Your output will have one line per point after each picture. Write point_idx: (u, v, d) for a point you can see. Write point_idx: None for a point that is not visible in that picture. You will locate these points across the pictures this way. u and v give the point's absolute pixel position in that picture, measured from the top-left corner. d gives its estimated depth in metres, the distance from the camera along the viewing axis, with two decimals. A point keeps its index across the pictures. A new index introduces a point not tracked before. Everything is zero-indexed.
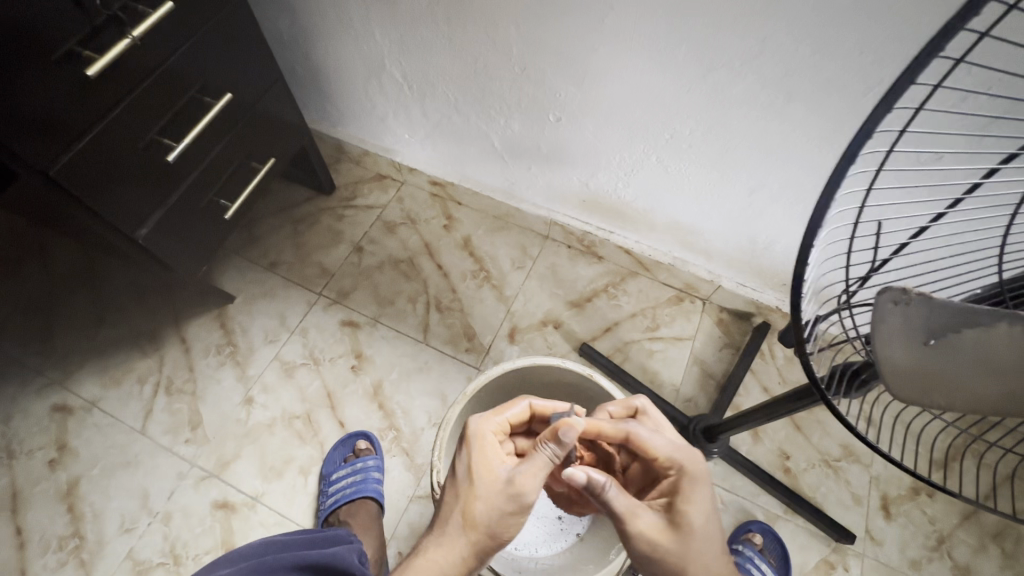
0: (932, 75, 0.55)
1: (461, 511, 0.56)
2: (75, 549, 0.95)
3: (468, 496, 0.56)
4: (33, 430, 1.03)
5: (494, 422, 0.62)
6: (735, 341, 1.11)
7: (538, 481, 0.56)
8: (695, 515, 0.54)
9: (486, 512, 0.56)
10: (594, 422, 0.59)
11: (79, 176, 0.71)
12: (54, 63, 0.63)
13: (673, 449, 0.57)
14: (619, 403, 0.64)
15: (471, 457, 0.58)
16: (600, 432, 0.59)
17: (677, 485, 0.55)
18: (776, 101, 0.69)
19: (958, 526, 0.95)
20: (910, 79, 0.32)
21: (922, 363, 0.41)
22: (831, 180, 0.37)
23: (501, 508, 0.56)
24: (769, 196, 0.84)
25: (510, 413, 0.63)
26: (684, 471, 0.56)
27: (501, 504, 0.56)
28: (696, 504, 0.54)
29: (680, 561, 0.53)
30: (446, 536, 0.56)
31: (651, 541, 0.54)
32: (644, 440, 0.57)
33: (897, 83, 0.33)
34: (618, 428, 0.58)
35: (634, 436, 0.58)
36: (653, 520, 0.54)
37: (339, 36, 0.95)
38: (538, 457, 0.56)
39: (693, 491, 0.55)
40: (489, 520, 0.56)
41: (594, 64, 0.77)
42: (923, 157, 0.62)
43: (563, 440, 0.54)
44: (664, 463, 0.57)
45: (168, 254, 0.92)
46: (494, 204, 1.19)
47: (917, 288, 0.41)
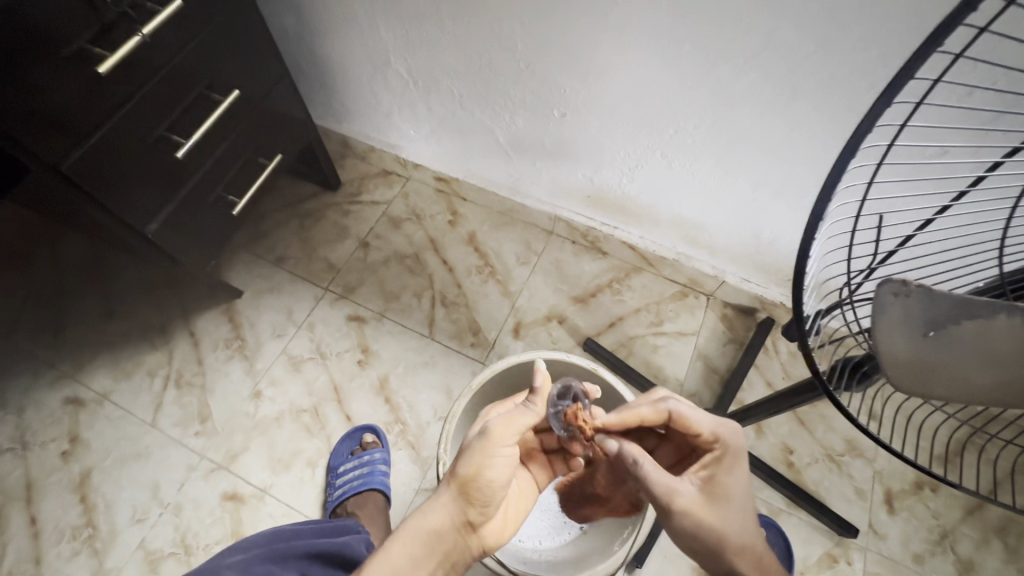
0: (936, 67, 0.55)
1: (452, 468, 0.58)
2: (89, 538, 0.97)
3: (459, 455, 0.58)
4: (46, 421, 1.05)
5: (501, 409, 0.65)
6: (739, 336, 1.12)
7: (512, 426, 0.57)
8: (733, 486, 0.56)
9: (466, 463, 0.56)
10: (634, 410, 0.60)
11: (89, 172, 0.72)
12: (66, 60, 0.64)
13: (716, 424, 0.59)
14: (650, 405, 0.60)
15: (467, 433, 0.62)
16: (642, 418, 0.60)
17: (720, 459, 0.57)
18: (780, 97, 0.69)
19: (962, 521, 0.96)
20: (910, 74, 0.34)
21: (921, 355, 0.42)
22: (831, 175, 0.39)
23: (477, 456, 0.56)
24: (773, 192, 0.84)
25: (520, 399, 0.66)
26: (728, 445, 0.58)
27: (475, 450, 0.56)
28: (736, 477, 0.56)
29: (720, 533, 0.54)
30: (437, 493, 0.57)
31: (695, 515, 0.54)
32: (686, 415, 0.59)
33: (896, 79, 0.34)
34: (659, 410, 0.60)
35: (676, 414, 0.59)
36: (693, 492, 0.55)
37: (344, 33, 0.96)
38: (516, 409, 0.59)
39: (735, 464, 0.57)
40: (470, 469, 0.55)
41: (599, 60, 0.77)
42: (928, 151, 0.62)
43: (535, 387, 0.60)
44: (708, 437, 0.58)
45: (176, 249, 0.93)
46: (499, 200, 1.19)
47: (918, 280, 0.40)
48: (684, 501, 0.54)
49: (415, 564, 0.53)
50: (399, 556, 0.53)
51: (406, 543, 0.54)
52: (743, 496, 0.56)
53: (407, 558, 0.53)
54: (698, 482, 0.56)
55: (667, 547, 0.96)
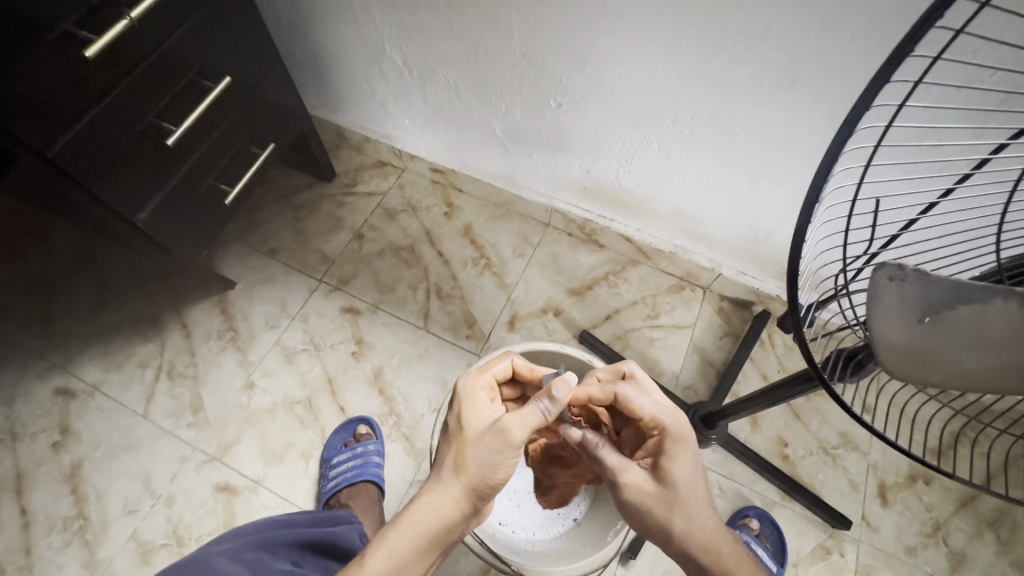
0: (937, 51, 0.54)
1: (453, 457, 0.57)
2: (79, 529, 0.96)
3: (459, 443, 0.57)
4: (36, 412, 1.04)
5: (483, 379, 0.63)
6: (735, 330, 1.12)
7: (523, 428, 0.55)
8: (678, 470, 0.56)
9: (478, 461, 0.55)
10: (583, 388, 0.62)
11: (77, 158, 0.71)
12: (52, 43, 0.62)
13: (660, 410, 0.58)
14: (606, 367, 0.64)
15: (460, 410, 0.59)
16: (589, 396, 0.61)
17: (662, 444, 0.57)
18: (780, 87, 0.68)
19: (955, 514, 0.96)
20: (905, 55, 0.33)
21: (916, 341, 0.41)
22: (828, 154, 0.38)
23: (490, 457, 0.55)
24: (771, 184, 0.83)
25: (497, 369, 0.66)
26: (668, 431, 0.57)
27: (488, 451, 0.55)
28: (680, 461, 0.56)
29: (665, 514, 0.55)
30: (439, 482, 0.57)
31: (642, 495, 0.56)
32: (630, 398, 0.59)
33: (895, 54, 0.33)
34: (606, 391, 0.60)
35: (622, 397, 0.59)
36: (642, 475, 0.57)
37: (339, 21, 0.95)
38: (528, 406, 0.56)
39: (678, 448, 0.56)
40: (479, 467, 0.55)
41: (597, 50, 0.76)
42: (928, 136, 0.62)
43: (555, 396, 0.55)
44: (650, 421, 0.58)
45: (167, 238, 0.92)
46: (495, 192, 1.18)
47: (914, 265, 0.41)
48: (631, 479, 0.57)
49: (421, 552, 0.55)
50: (404, 546, 0.55)
51: (410, 535, 0.55)
52: (692, 483, 0.56)
53: (415, 549, 0.55)
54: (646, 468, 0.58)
55: None
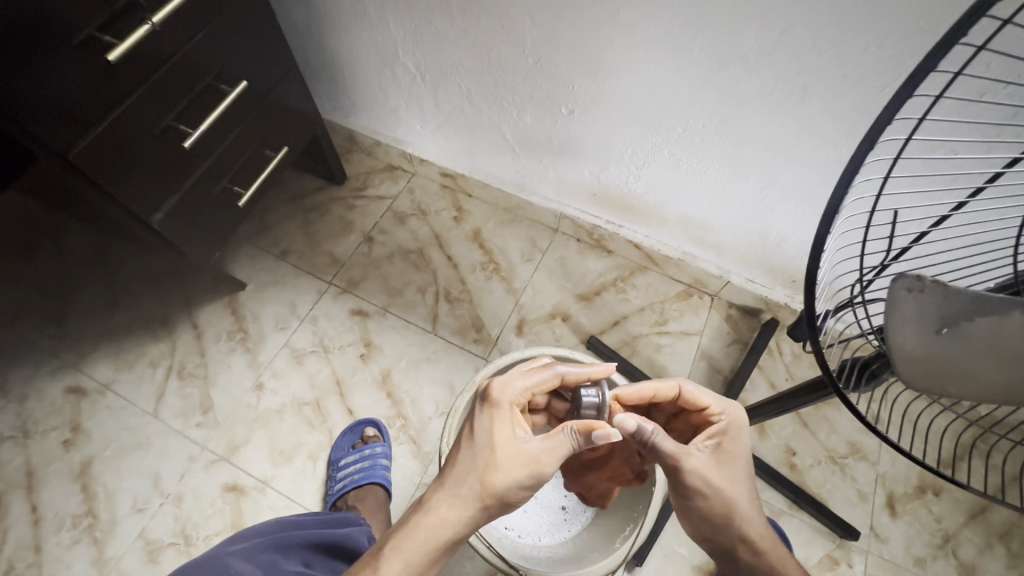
0: (953, 64, 0.54)
1: (478, 476, 0.56)
2: (89, 527, 0.96)
3: (487, 463, 0.56)
4: (48, 410, 1.05)
5: (516, 389, 0.60)
6: (743, 337, 1.11)
7: (556, 462, 0.57)
8: (738, 453, 0.58)
9: (506, 484, 0.56)
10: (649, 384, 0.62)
11: (96, 159, 0.72)
12: (75, 46, 0.64)
13: (723, 401, 0.60)
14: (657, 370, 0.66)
15: (491, 425, 0.57)
16: (654, 394, 0.62)
17: (726, 432, 0.58)
18: (792, 96, 0.69)
19: (964, 526, 0.95)
20: (929, 68, 0.33)
21: (932, 351, 0.42)
22: (849, 165, 0.38)
23: (518, 481, 0.56)
24: (780, 193, 0.84)
25: (536, 380, 0.61)
26: (734, 418, 0.59)
27: (516, 477, 0.56)
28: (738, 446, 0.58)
29: (728, 497, 0.56)
30: (460, 497, 0.56)
31: (708, 477, 0.56)
32: (695, 392, 0.61)
33: (917, 70, 0.33)
34: (671, 386, 0.61)
35: (687, 391, 0.61)
36: (704, 458, 0.57)
37: (354, 26, 0.96)
38: (559, 438, 0.57)
39: (739, 435, 0.59)
40: (506, 489, 0.56)
41: (610, 58, 0.77)
42: (941, 149, 0.62)
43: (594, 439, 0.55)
44: (716, 413, 0.60)
45: (181, 239, 0.93)
46: (505, 197, 1.19)
47: (933, 276, 0.40)
48: (694, 465, 0.56)
49: (433, 563, 0.56)
50: (419, 555, 0.55)
51: (426, 550, 0.55)
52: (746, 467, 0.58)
53: (427, 560, 0.55)
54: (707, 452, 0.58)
55: (668, 546, 0.96)
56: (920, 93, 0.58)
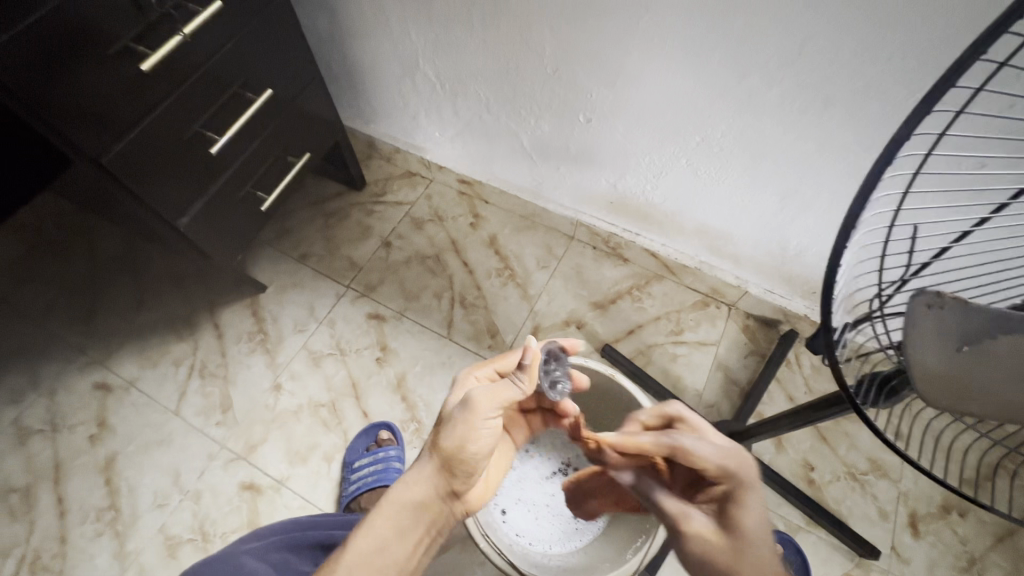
0: (977, 78, 0.53)
1: (433, 440, 0.59)
2: (111, 521, 0.99)
3: (439, 427, 0.59)
4: (75, 406, 1.09)
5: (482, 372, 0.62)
6: (761, 348, 1.10)
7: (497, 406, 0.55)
8: (746, 518, 0.50)
9: (449, 438, 0.57)
10: (633, 439, 0.55)
11: (127, 164, 0.75)
12: (112, 56, 0.67)
13: (723, 455, 0.52)
14: (652, 411, 0.61)
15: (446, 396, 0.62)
16: (642, 449, 0.54)
17: (729, 491, 0.52)
18: (813, 106, 0.68)
19: (991, 549, 0.92)
20: (951, 82, 0.33)
21: (951, 369, 0.41)
22: (867, 179, 0.37)
23: (459, 432, 0.56)
24: (801, 204, 0.83)
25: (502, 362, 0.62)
26: (737, 477, 0.52)
27: (455, 428, 0.56)
28: (748, 508, 0.51)
29: (731, 568, 0.48)
30: (418, 463, 0.60)
31: (705, 543, 0.50)
32: (692, 449, 0.52)
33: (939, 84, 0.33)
34: (659, 444, 0.54)
35: (680, 451, 0.53)
36: (707, 522, 0.52)
37: (375, 36, 0.98)
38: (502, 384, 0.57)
39: (746, 495, 0.51)
40: (451, 449, 0.57)
41: (627, 66, 0.77)
42: (966, 162, 0.61)
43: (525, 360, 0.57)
44: (715, 470, 0.52)
45: (207, 242, 0.96)
46: (521, 204, 1.20)
47: (953, 294, 0.41)
48: (693, 528, 0.52)
49: (405, 527, 0.59)
50: (382, 521, 0.58)
51: (396, 513, 0.59)
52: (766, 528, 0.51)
53: (392, 526, 0.58)
54: (712, 510, 0.53)
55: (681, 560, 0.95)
56: (943, 106, 0.57)
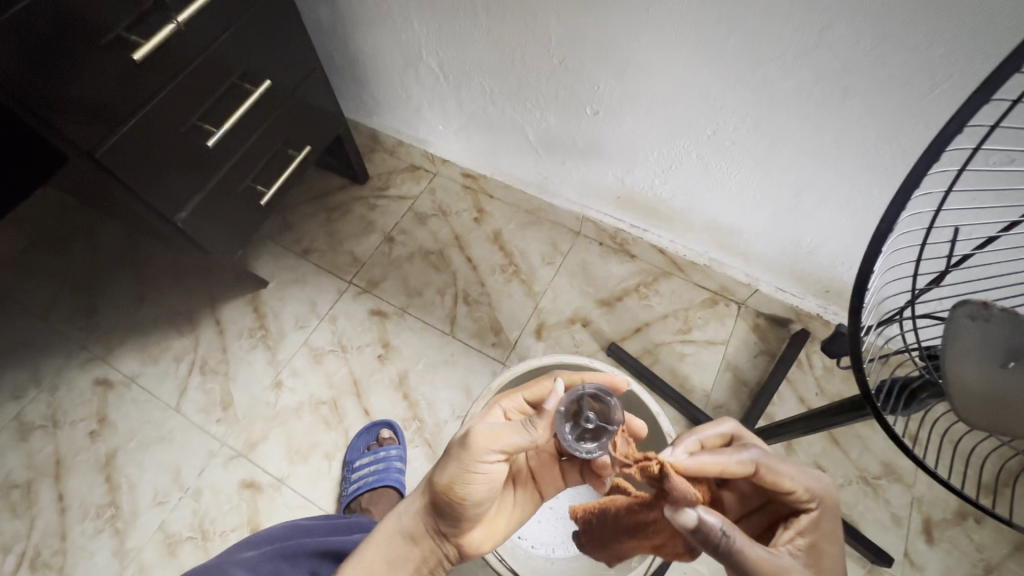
0: None
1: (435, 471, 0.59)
2: (111, 518, 0.99)
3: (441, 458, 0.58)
4: (76, 402, 1.08)
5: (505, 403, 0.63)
6: (772, 348, 1.07)
7: (495, 445, 0.54)
8: (834, 555, 0.46)
9: (444, 472, 0.56)
10: (716, 461, 0.49)
11: (123, 158, 0.73)
12: (103, 47, 0.64)
13: (810, 479, 0.49)
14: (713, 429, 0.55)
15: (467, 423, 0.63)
16: (724, 470, 0.49)
17: (818, 522, 0.47)
18: (832, 97, 0.65)
19: (1008, 557, 0.90)
20: (1013, 68, 0.29)
21: (994, 385, 0.39)
22: (909, 178, 0.34)
23: (453, 469, 0.55)
24: (817, 199, 0.79)
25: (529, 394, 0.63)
26: (825, 504, 0.48)
27: (451, 460, 0.55)
28: (835, 543, 0.47)
29: None
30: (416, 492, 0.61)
31: None
32: (779, 468, 0.48)
33: (994, 71, 0.29)
34: (745, 464, 0.49)
35: (765, 466, 0.49)
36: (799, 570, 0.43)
37: (376, 25, 0.95)
38: (513, 425, 0.55)
39: (833, 526, 0.48)
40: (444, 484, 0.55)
41: (635, 56, 0.74)
42: (996, 157, 0.57)
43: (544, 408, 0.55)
44: (802, 495, 0.48)
45: (206, 237, 0.94)
46: (527, 198, 1.17)
47: (1001, 306, 0.40)
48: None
49: (395, 558, 0.59)
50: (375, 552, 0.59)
51: (389, 544, 0.60)
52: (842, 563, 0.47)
53: (385, 557, 0.59)
54: (801, 554, 0.45)
55: (687, 564, 0.93)
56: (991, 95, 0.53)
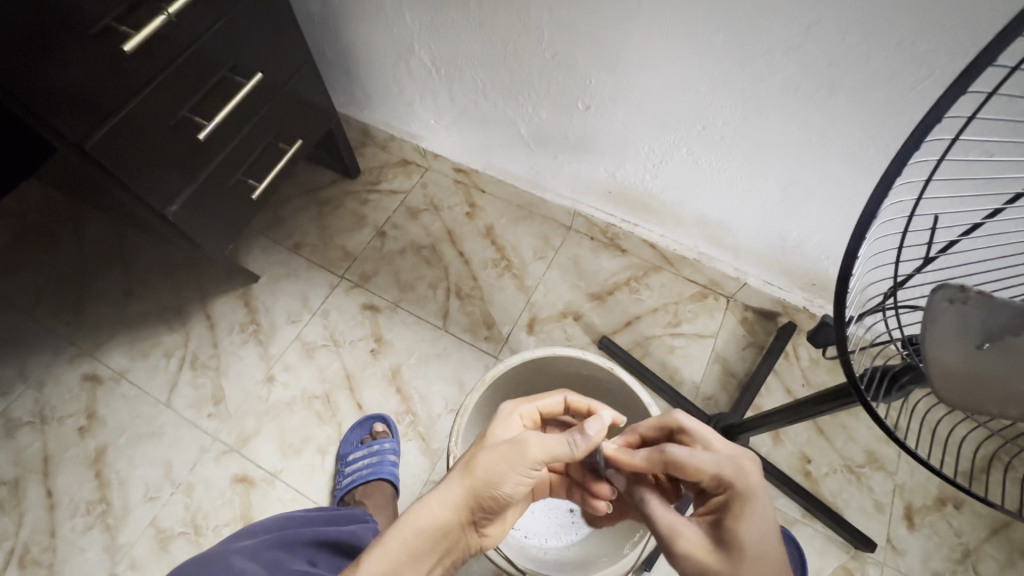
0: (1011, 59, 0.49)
1: (466, 460, 0.59)
2: (102, 514, 0.98)
3: (476, 448, 0.60)
4: (65, 397, 1.07)
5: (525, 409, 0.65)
6: (759, 341, 1.09)
7: (546, 450, 0.57)
8: (746, 535, 0.49)
9: (487, 463, 0.57)
10: (625, 455, 0.59)
11: (111, 150, 0.72)
12: (92, 37, 0.64)
13: (719, 462, 0.53)
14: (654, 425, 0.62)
15: (491, 426, 0.62)
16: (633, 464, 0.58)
17: (728, 503, 0.51)
18: (818, 92, 0.66)
19: (985, 541, 0.93)
20: (986, 62, 0.30)
21: (970, 367, 0.41)
22: (889, 169, 0.35)
23: (498, 463, 0.57)
24: (802, 194, 0.81)
25: (544, 402, 0.67)
26: (735, 489, 0.51)
27: (500, 458, 0.57)
28: (748, 521, 0.50)
29: None
30: (446, 482, 0.58)
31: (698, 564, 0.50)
32: (684, 458, 0.54)
33: (974, 63, 0.30)
34: (651, 459, 0.56)
35: (671, 459, 0.55)
36: (698, 537, 0.51)
37: (368, 19, 0.95)
38: (556, 434, 0.58)
39: (746, 508, 0.50)
40: (486, 473, 0.57)
41: (627, 52, 0.75)
42: (975, 150, 0.60)
43: (586, 431, 0.58)
44: (711, 480, 0.53)
45: (196, 231, 0.93)
46: (518, 193, 1.18)
47: (977, 289, 0.41)
48: (686, 546, 0.50)
49: (417, 556, 0.55)
50: (400, 546, 0.54)
51: (414, 533, 0.55)
52: (774, 545, 0.49)
53: (410, 550, 0.54)
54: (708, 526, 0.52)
55: None
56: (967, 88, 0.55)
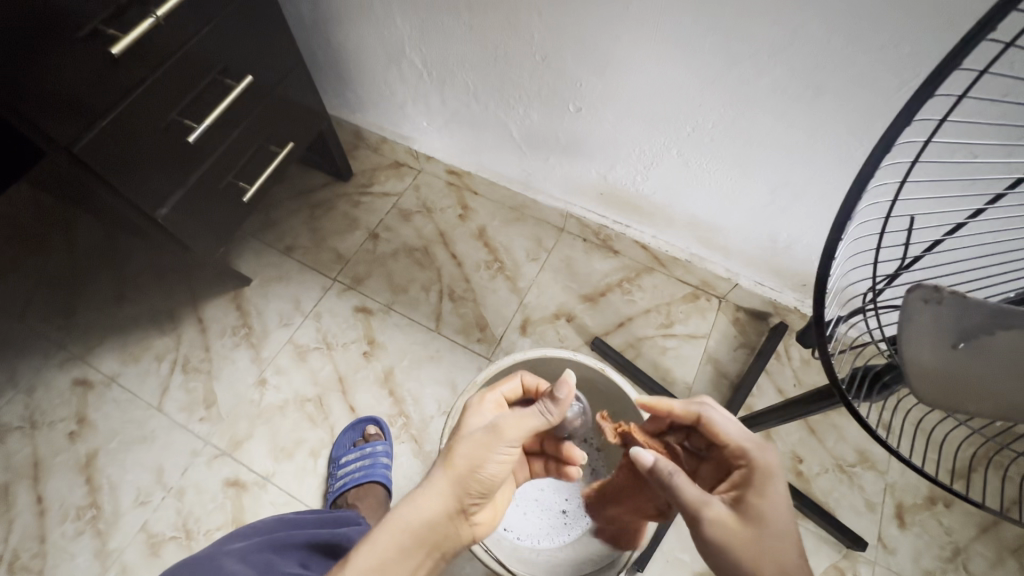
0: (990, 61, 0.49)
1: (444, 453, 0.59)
2: (92, 519, 0.97)
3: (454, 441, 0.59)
4: (55, 402, 1.06)
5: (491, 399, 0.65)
6: (750, 341, 1.09)
7: (522, 429, 0.58)
8: (768, 508, 0.49)
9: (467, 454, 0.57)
10: (664, 401, 0.60)
11: (100, 153, 0.72)
12: (81, 41, 0.63)
13: (747, 437, 0.54)
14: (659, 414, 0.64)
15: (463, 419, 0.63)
16: (671, 411, 0.59)
17: (749, 477, 0.52)
18: (805, 94, 0.67)
19: (975, 539, 0.93)
20: (954, 64, 0.30)
21: (946, 365, 0.42)
22: (863, 170, 0.35)
23: (478, 452, 0.57)
24: (790, 195, 0.82)
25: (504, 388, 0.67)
26: (757, 463, 0.52)
27: (477, 445, 0.57)
28: (770, 498, 0.50)
29: (754, 557, 0.47)
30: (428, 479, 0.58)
31: (723, 532, 0.48)
32: (716, 424, 0.56)
33: (942, 65, 0.30)
34: (689, 409, 0.57)
35: (705, 418, 0.56)
36: (723, 508, 0.49)
37: (358, 22, 0.95)
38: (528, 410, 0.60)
39: (767, 484, 0.51)
40: (467, 463, 0.57)
41: (617, 54, 0.75)
42: (960, 152, 0.61)
43: (557, 396, 0.59)
44: (735, 450, 0.54)
45: (187, 234, 0.93)
46: (511, 196, 1.18)
47: (952, 287, 0.39)
48: (714, 514, 0.49)
49: (405, 554, 0.55)
50: (390, 545, 0.55)
51: (402, 530, 0.55)
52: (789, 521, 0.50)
53: (399, 548, 0.55)
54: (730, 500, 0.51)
55: (669, 552, 0.95)
56: (945, 89, 0.56)
